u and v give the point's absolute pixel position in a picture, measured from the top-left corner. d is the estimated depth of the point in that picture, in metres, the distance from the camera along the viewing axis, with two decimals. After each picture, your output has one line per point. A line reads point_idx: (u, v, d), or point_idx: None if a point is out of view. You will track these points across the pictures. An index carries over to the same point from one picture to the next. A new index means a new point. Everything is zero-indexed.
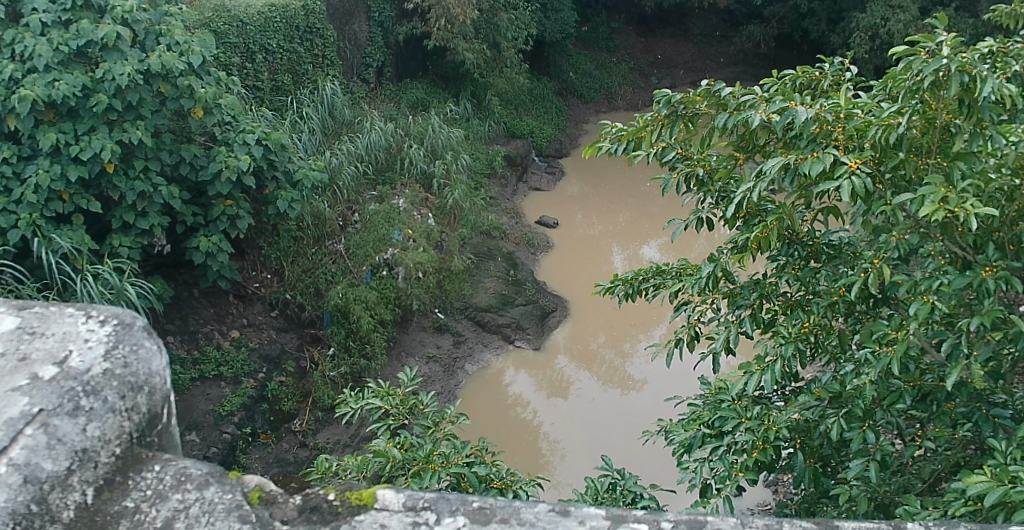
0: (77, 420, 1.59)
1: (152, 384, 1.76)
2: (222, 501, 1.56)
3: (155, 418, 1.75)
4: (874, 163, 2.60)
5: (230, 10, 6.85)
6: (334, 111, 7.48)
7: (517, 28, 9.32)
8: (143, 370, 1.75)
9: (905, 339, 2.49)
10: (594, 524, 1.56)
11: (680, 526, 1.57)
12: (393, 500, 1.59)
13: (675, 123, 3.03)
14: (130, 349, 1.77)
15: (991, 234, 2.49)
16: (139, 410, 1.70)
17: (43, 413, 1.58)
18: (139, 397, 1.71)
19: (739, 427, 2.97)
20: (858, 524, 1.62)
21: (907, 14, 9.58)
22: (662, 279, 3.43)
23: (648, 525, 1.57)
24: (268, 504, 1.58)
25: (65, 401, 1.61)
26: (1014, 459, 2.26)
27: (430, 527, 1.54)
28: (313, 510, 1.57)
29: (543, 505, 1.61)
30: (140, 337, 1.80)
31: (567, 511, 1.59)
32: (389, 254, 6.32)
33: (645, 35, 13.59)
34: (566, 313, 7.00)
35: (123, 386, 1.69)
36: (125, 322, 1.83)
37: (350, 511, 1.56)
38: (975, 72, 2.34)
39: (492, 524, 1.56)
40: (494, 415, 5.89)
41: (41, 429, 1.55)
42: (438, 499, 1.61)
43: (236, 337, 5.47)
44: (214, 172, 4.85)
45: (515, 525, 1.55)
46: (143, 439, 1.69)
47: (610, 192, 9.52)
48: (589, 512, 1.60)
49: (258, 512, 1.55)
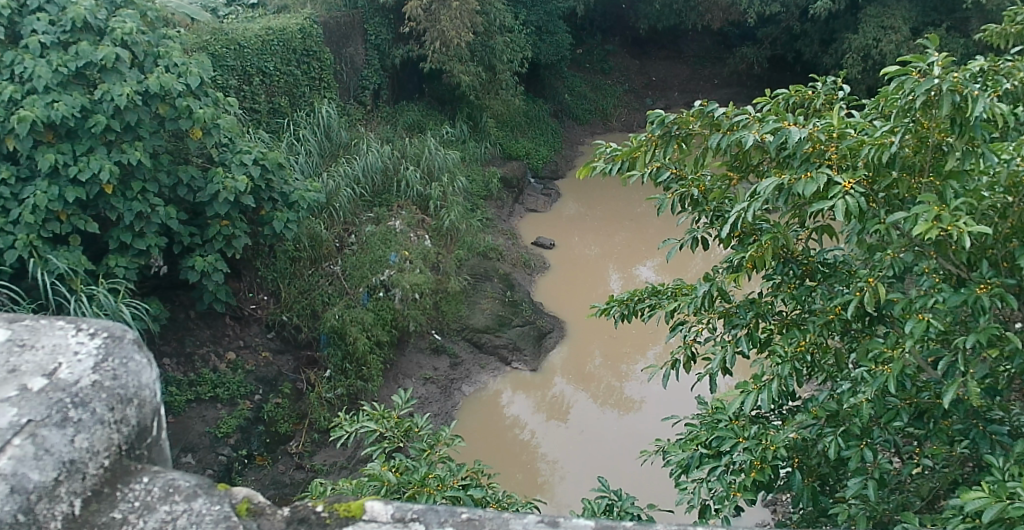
0: (65, 431, 1.59)
1: (142, 396, 1.76)
2: (210, 513, 1.55)
3: (145, 431, 1.74)
4: (868, 183, 2.65)
5: (227, 33, 6.86)
6: (331, 134, 7.52)
7: (513, 50, 9.39)
8: (133, 383, 1.75)
9: (901, 359, 2.51)
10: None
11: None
12: (382, 511, 1.59)
13: (669, 143, 3.05)
14: (120, 362, 1.77)
15: (985, 251, 2.52)
16: (128, 422, 1.70)
17: (32, 423, 1.58)
18: (129, 409, 1.71)
19: (736, 447, 2.97)
20: None
21: (899, 35, 9.70)
22: (658, 299, 3.41)
23: None
24: (256, 516, 1.57)
25: (53, 411, 1.62)
26: (1009, 475, 2.28)
27: None
28: (301, 522, 1.57)
29: (531, 517, 1.59)
30: (130, 350, 1.81)
31: (555, 523, 1.58)
32: (385, 275, 6.32)
33: (639, 57, 13.71)
34: (562, 333, 7.00)
35: (112, 398, 1.69)
36: (116, 335, 1.83)
37: (338, 523, 1.56)
38: (966, 91, 2.37)
39: None
40: (493, 437, 5.87)
41: (28, 440, 1.55)
42: (427, 510, 1.60)
43: (233, 360, 5.47)
44: (212, 194, 4.86)
45: None
46: (132, 452, 1.68)
47: (606, 214, 9.56)
48: (577, 523, 1.59)
49: (246, 524, 1.55)
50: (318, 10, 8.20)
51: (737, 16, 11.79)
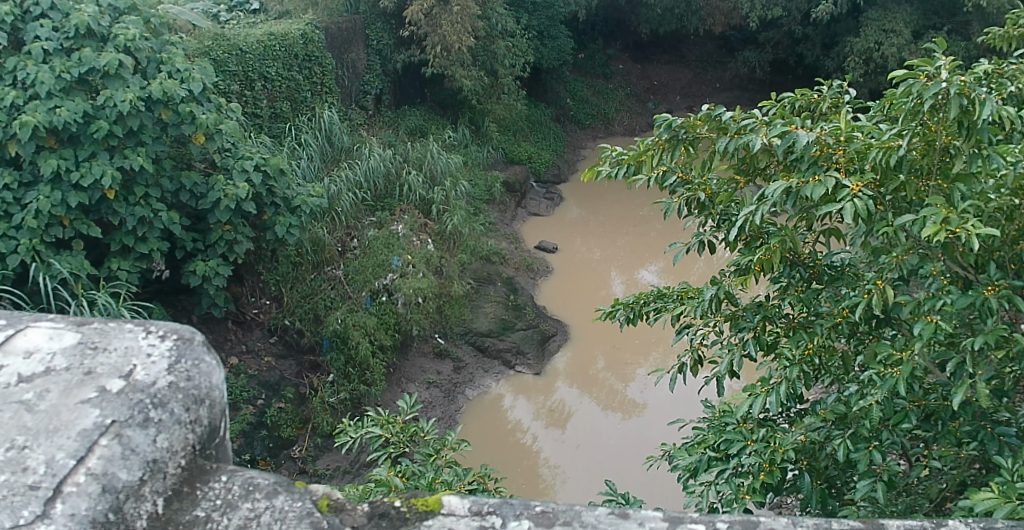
0: (149, 430, 1.55)
1: (213, 397, 1.71)
2: (292, 509, 1.48)
3: (215, 431, 1.70)
4: (875, 186, 2.64)
5: (230, 39, 6.86)
6: (333, 138, 7.54)
7: (515, 55, 9.39)
8: (205, 383, 1.70)
9: (911, 361, 2.49)
10: (653, 527, 1.47)
11: (735, 527, 1.48)
12: (460, 505, 1.51)
13: (676, 147, 2.95)
14: (192, 363, 1.71)
15: (992, 253, 2.54)
16: (201, 422, 1.65)
17: (116, 424, 1.54)
18: (202, 409, 1.66)
19: (745, 450, 2.91)
20: (900, 523, 1.54)
21: (901, 38, 9.67)
22: (663, 302, 3.33)
23: (705, 526, 1.48)
24: (337, 511, 1.51)
25: (136, 412, 1.57)
26: (1019, 477, 2.28)
27: None
28: (382, 516, 1.51)
29: (602, 508, 1.52)
30: (201, 352, 1.75)
31: (625, 514, 1.50)
32: (388, 280, 6.34)
33: (641, 60, 13.71)
34: (566, 337, 7.02)
35: (188, 398, 1.64)
36: (186, 337, 1.77)
37: (418, 517, 1.49)
38: (974, 94, 2.38)
39: (556, 527, 1.47)
40: (495, 441, 5.87)
41: (115, 440, 1.51)
42: (502, 503, 1.52)
43: (235, 365, 5.42)
44: (213, 201, 4.87)
45: (578, 528, 1.47)
46: (204, 451, 1.64)
47: (610, 218, 9.55)
48: (646, 513, 1.51)
49: (329, 518, 1.49)
50: (320, 15, 8.23)
51: (740, 21, 11.73)
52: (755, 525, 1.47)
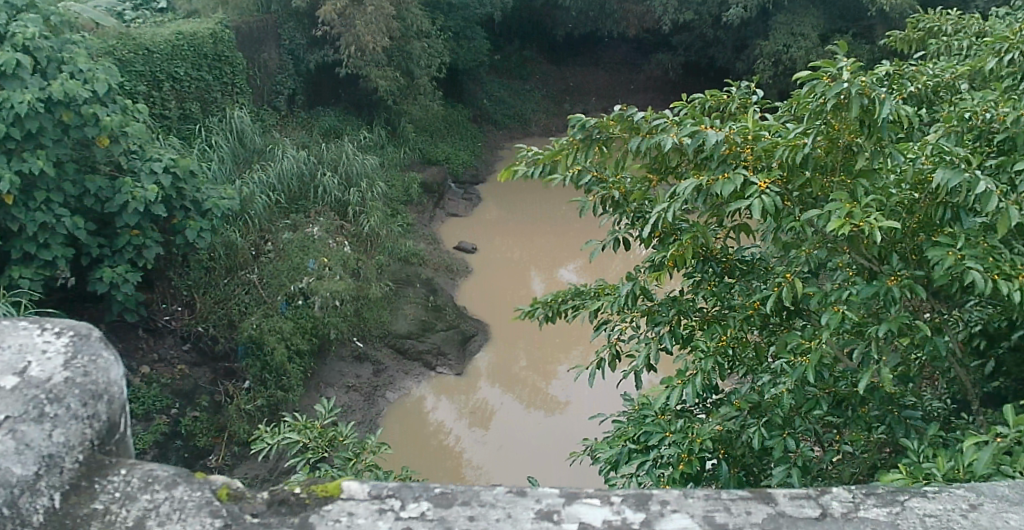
0: (43, 426, 1.49)
1: (112, 392, 1.63)
2: (192, 498, 1.46)
3: (115, 427, 1.61)
4: (782, 183, 2.74)
5: (135, 38, 6.62)
6: (244, 139, 7.34)
7: (430, 56, 9.29)
8: (103, 378, 1.62)
9: (818, 349, 2.61)
10: (550, 503, 1.50)
11: (628, 500, 1.51)
12: (360, 489, 1.51)
13: (590, 147, 2.97)
14: (89, 359, 1.64)
15: (894, 245, 2.68)
16: (100, 418, 1.57)
17: (8, 420, 1.48)
18: (100, 405, 1.58)
19: (664, 441, 2.94)
20: (785, 492, 1.55)
21: (807, 41, 10.13)
22: (581, 299, 3.38)
23: (600, 499, 1.51)
24: (237, 499, 1.48)
25: (30, 407, 1.51)
26: (925, 457, 2.43)
27: (396, 513, 1.46)
28: (281, 503, 1.48)
29: (501, 487, 1.54)
30: (100, 347, 1.68)
31: (524, 492, 1.53)
32: (303, 283, 6.23)
33: (557, 63, 13.87)
34: (487, 336, 7.03)
35: (84, 393, 1.57)
36: (82, 333, 1.70)
37: (318, 502, 1.48)
38: (873, 95, 2.53)
39: (455, 506, 1.48)
40: (415, 444, 5.83)
41: (7, 435, 1.45)
42: (402, 487, 1.52)
43: (146, 374, 5.17)
44: (121, 204, 4.70)
45: (477, 507, 1.48)
46: (104, 447, 1.55)
47: (528, 218, 9.66)
48: (543, 490, 1.53)
49: (228, 507, 1.46)
50: (230, 15, 8.06)
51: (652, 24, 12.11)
52: (650, 499, 1.51)
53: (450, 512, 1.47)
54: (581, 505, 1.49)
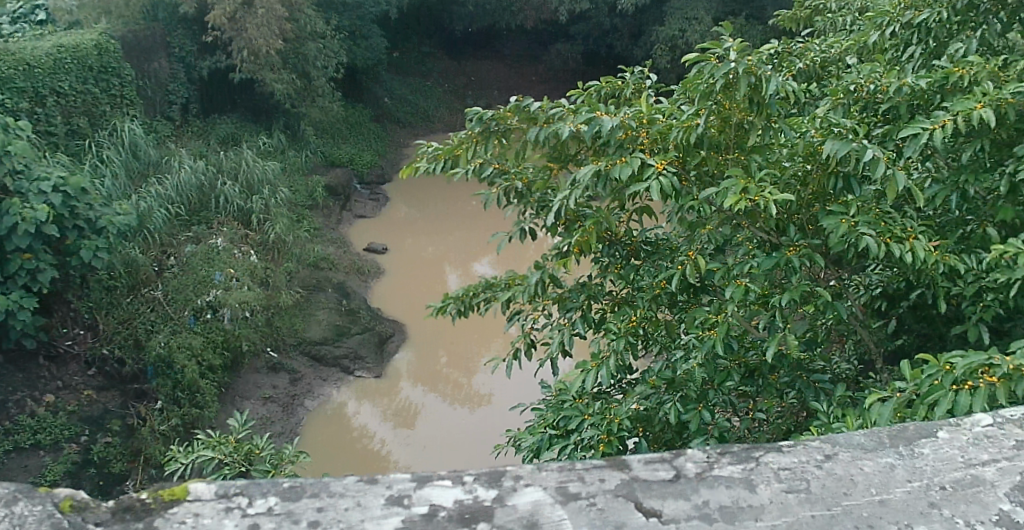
0: None
1: None
2: (30, 515, 1.23)
3: None
4: (679, 163, 2.79)
5: (14, 53, 6.42)
6: (138, 151, 7.11)
7: (325, 57, 9.21)
8: None
9: (725, 322, 2.69)
10: (402, 487, 1.31)
11: (481, 477, 1.34)
12: (207, 489, 1.29)
13: (490, 140, 3.00)
14: None
15: (791, 217, 2.78)
16: None
17: None
18: None
19: (583, 425, 2.94)
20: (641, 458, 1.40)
21: (702, 25, 10.38)
22: (493, 291, 3.38)
23: (451, 480, 1.33)
24: (81, 510, 1.26)
25: None
26: (834, 417, 2.52)
27: (243, 511, 1.26)
28: (127, 510, 1.26)
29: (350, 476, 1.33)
30: None
31: (374, 479, 1.32)
32: (211, 296, 6.07)
33: (456, 58, 13.86)
34: (404, 336, 7.03)
35: None
36: None
37: (162, 507, 1.26)
38: (760, 73, 2.60)
39: (303, 500, 1.28)
40: (339, 450, 5.77)
41: None
42: (249, 484, 1.31)
43: (52, 402, 5.04)
44: (9, 226, 4.50)
45: (326, 498, 1.28)
46: None
47: (436, 214, 9.78)
48: (396, 476, 1.34)
49: (71, 519, 1.24)
50: (115, 24, 7.83)
51: (549, 15, 12.27)
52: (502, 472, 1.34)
53: (298, 505, 1.27)
54: (433, 487, 1.31)
